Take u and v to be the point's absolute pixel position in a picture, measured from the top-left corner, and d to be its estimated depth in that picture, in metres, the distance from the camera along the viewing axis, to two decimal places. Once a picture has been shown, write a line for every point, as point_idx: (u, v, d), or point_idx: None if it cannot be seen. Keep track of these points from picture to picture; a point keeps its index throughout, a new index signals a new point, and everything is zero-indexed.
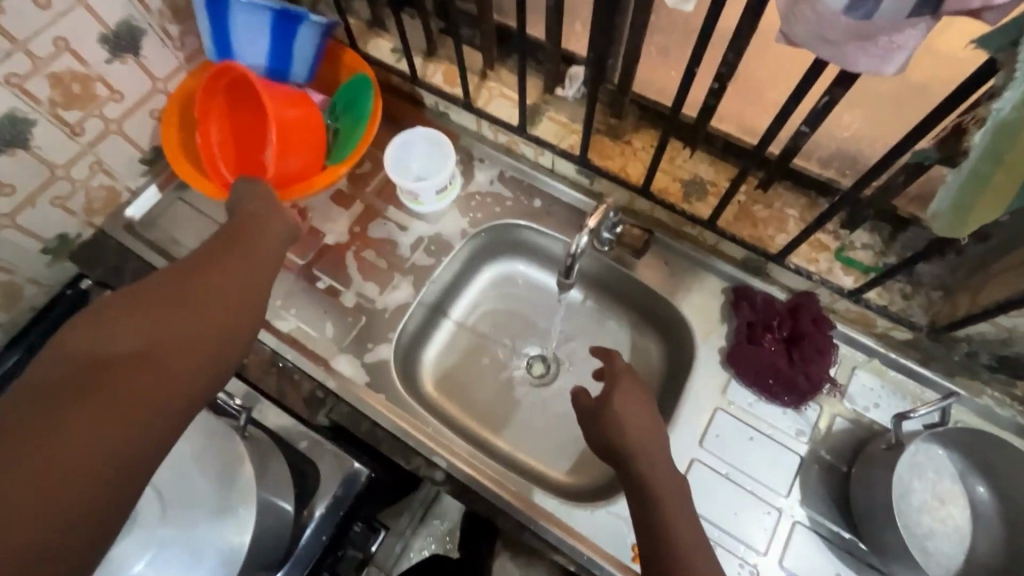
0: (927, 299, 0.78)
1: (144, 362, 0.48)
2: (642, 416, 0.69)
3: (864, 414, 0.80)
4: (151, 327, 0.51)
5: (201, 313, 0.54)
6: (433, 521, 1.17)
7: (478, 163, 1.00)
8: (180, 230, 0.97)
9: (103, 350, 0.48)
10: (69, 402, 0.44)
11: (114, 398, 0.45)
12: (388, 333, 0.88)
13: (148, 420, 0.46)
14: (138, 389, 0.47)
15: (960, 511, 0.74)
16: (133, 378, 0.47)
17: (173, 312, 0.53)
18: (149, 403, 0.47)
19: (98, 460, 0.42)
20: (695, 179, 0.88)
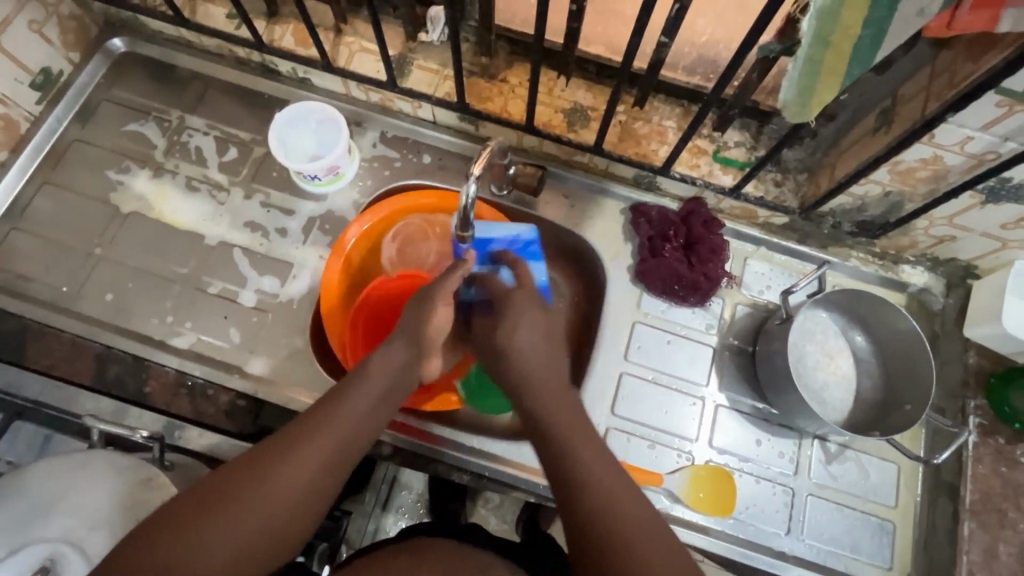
0: (796, 183, 0.85)
1: (295, 444, 0.56)
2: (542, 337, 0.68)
3: (760, 297, 0.88)
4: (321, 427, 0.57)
5: (312, 455, 0.56)
6: (400, 494, 1.10)
7: (357, 127, 0.94)
8: (29, 263, 0.84)
9: (284, 450, 0.55)
10: (250, 472, 0.54)
11: (266, 461, 0.55)
12: (301, 324, 0.83)
13: (273, 483, 0.54)
14: (280, 463, 0.55)
15: (844, 360, 0.85)
16: (285, 457, 0.55)
17: (332, 412, 0.59)
18: (284, 470, 0.54)
19: (238, 517, 0.52)
20: (576, 107, 0.88)
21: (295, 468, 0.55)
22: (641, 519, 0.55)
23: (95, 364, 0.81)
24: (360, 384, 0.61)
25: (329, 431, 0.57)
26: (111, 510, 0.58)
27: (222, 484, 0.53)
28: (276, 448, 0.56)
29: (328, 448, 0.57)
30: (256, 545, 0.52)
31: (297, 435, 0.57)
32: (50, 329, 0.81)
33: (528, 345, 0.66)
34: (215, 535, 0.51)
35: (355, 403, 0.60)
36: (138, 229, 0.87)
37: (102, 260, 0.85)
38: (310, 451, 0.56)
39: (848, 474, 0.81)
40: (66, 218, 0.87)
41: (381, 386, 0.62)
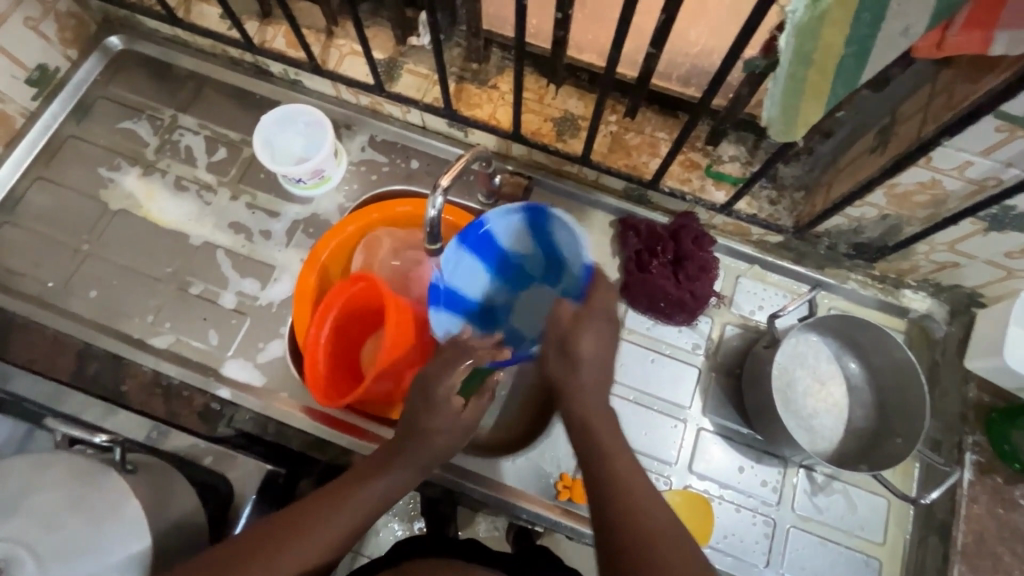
0: (791, 201, 0.82)
1: (337, 508, 0.60)
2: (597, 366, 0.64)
3: (750, 317, 0.85)
4: (359, 497, 0.61)
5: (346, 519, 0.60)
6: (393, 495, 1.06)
7: (345, 131, 0.93)
8: (19, 257, 0.86)
9: (326, 517, 0.59)
10: (290, 534, 0.57)
11: (305, 526, 0.58)
12: (278, 328, 0.83)
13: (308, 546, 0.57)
14: (317, 528, 0.58)
15: (837, 387, 0.82)
16: (322, 522, 0.59)
17: (370, 482, 0.63)
18: (319, 537, 0.58)
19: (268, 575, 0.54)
20: (566, 116, 0.85)
21: (328, 539, 0.58)
22: (656, 524, 0.52)
23: (77, 360, 0.81)
24: (399, 460, 0.64)
25: (359, 501, 0.61)
26: (68, 516, 0.58)
27: (257, 540, 0.56)
28: (313, 512, 0.59)
29: (357, 518, 0.60)
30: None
31: (332, 505, 0.60)
32: (34, 324, 0.82)
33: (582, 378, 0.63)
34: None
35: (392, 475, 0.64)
36: (125, 227, 0.88)
37: (89, 257, 0.86)
38: (342, 520, 0.60)
39: (835, 507, 0.78)
40: (58, 214, 0.88)
41: (419, 465, 0.64)
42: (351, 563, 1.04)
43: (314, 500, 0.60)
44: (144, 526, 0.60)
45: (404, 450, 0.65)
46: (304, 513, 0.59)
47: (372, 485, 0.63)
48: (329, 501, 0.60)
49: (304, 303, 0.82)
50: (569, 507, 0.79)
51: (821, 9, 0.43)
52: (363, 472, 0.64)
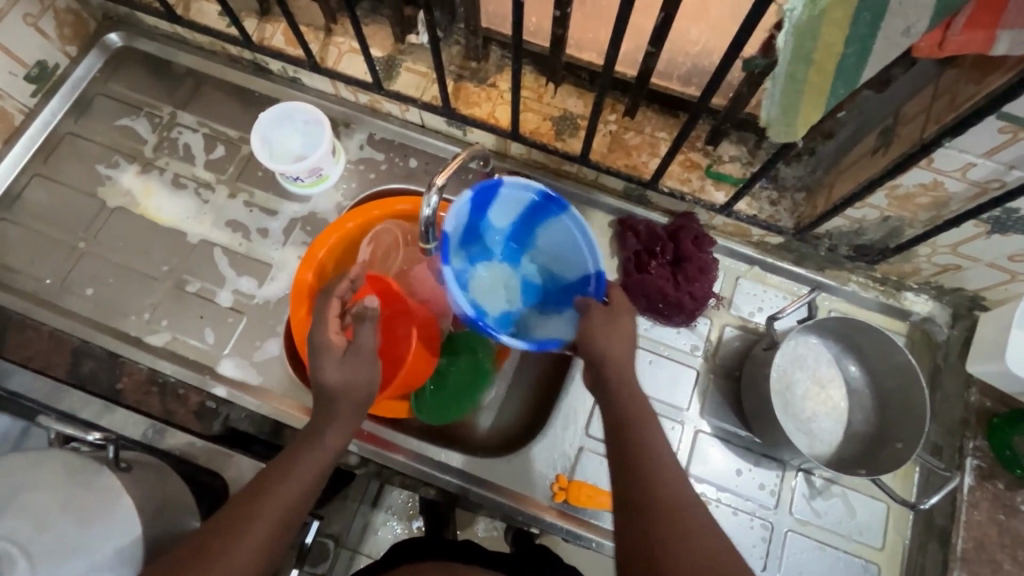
0: (792, 202, 0.81)
1: (258, 498, 0.57)
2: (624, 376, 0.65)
3: (749, 319, 0.84)
4: (285, 483, 0.58)
5: (281, 503, 0.57)
6: (391, 494, 1.06)
7: (344, 129, 0.93)
8: (16, 255, 0.86)
9: (252, 510, 0.56)
10: (220, 538, 0.54)
11: (235, 526, 0.55)
12: (275, 327, 0.83)
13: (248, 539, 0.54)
14: (248, 524, 0.55)
15: (837, 390, 0.81)
16: (250, 516, 0.55)
17: (290, 466, 0.59)
18: (253, 529, 0.55)
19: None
20: (565, 115, 0.85)
21: (264, 525, 0.55)
22: (689, 506, 0.55)
23: (73, 357, 0.81)
24: (304, 454, 0.61)
25: (286, 486, 0.58)
26: (60, 515, 0.57)
27: (186, 558, 0.53)
28: (225, 528, 0.54)
29: (275, 520, 0.56)
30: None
31: (242, 518, 0.55)
32: (31, 321, 0.82)
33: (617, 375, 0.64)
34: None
35: (314, 457, 0.61)
36: (122, 225, 0.87)
37: (86, 254, 0.86)
38: (272, 505, 0.56)
39: (833, 511, 0.77)
40: (55, 211, 0.88)
41: (332, 444, 0.62)
42: (348, 562, 1.04)
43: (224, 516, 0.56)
44: (135, 522, 0.60)
45: (313, 438, 0.62)
46: (229, 516, 0.55)
47: (291, 468, 0.59)
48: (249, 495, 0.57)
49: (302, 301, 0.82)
50: (566, 509, 0.78)
51: (821, 7, 0.42)
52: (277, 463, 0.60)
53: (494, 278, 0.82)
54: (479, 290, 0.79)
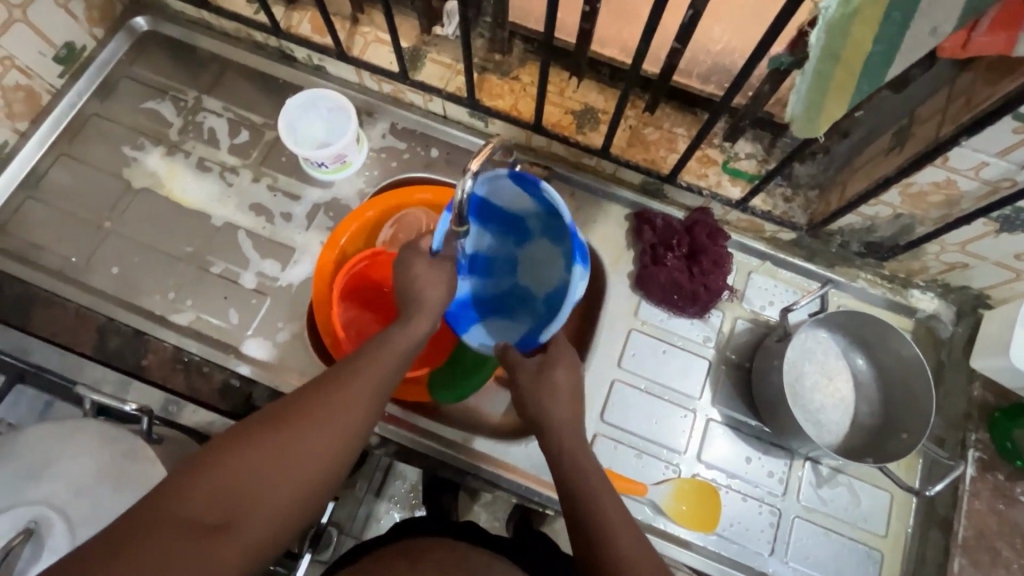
0: (805, 199, 0.84)
1: (353, 371, 0.59)
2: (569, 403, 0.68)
3: (761, 312, 0.87)
4: (373, 361, 0.60)
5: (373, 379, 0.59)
6: (394, 483, 1.07)
7: (367, 118, 0.94)
8: (41, 232, 0.87)
9: (347, 378, 0.58)
10: (318, 399, 0.55)
11: (328, 390, 0.56)
12: (298, 309, 0.84)
13: (344, 403, 0.56)
14: (344, 390, 0.57)
15: (844, 383, 0.83)
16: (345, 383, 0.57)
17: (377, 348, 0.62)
18: (348, 394, 0.57)
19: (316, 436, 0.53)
20: (586, 109, 0.87)
21: (360, 394, 0.57)
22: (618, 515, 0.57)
23: (98, 335, 0.82)
24: (389, 343, 0.63)
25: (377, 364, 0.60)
26: (99, 485, 0.59)
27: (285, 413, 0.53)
28: (312, 393, 0.55)
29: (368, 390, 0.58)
30: (284, 484, 0.50)
31: (332, 387, 0.57)
32: (56, 298, 0.83)
33: (557, 412, 0.66)
34: (241, 482, 0.48)
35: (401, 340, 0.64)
36: (147, 206, 0.89)
37: (111, 234, 0.87)
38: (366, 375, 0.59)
39: (839, 499, 0.80)
40: (80, 191, 0.89)
41: (411, 343, 0.64)
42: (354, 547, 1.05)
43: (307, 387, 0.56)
44: None
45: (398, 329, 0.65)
46: (323, 382, 0.57)
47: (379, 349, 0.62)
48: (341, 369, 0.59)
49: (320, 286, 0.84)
50: None
51: (854, 5, 0.44)
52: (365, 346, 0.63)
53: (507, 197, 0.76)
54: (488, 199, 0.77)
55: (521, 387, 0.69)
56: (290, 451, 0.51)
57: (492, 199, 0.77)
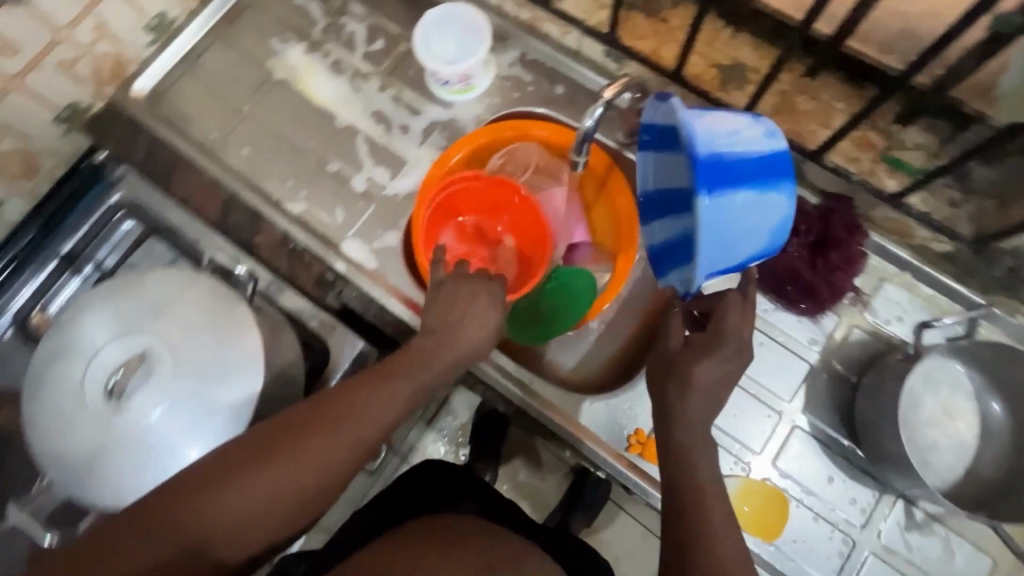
0: (977, 207, 0.71)
1: (351, 413, 0.55)
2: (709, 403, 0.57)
3: (884, 327, 0.77)
4: (378, 406, 0.56)
5: (367, 428, 0.55)
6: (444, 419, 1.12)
7: (499, 44, 0.92)
8: (192, 106, 0.94)
9: (346, 423, 0.54)
10: (306, 441, 0.53)
11: (321, 430, 0.54)
12: (399, 220, 0.86)
13: (330, 452, 0.53)
14: (340, 437, 0.54)
15: (967, 426, 0.72)
16: (341, 427, 0.54)
17: (385, 389, 0.57)
18: (338, 442, 0.54)
19: (295, 483, 0.52)
20: (736, 65, 0.79)
21: (353, 437, 0.54)
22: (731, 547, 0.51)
23: (222, 207, 0.89)
24: (401, 382, 0.58)
25: (380, 408, 0.56)
26: (203, 335, 0.65)
27: (271, 442, 0.52)
28: (301, 426, 0.53)
29: (364, 436, 0.55)
30: (260, 526, 0.52)
31: (330, 423, 0.54)
32: (195, 167, 0.90)
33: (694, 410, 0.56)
34: (221, 518, 0.50)
35: (416, 378, 0.58)
36: (283, 98, 0.93)
37: (248, 118, 0.93)
38: (367, 421, 0.55)
39: (929, 549, 0.70)
40: (230, 75, 0.95)
41: (427, 384, 0.59)
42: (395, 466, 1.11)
43: (298, 414, 0.54)
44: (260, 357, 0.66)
45: (420, 361, 0.59)
46: (317, 417, 0.54)
47: (389, 394, 0.57)
48: (340, 411, 0.55)
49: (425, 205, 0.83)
50: (637, 463, 0.77)
51: None
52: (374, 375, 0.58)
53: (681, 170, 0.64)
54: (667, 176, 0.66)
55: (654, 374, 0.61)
56: (267, 493, 0.51)
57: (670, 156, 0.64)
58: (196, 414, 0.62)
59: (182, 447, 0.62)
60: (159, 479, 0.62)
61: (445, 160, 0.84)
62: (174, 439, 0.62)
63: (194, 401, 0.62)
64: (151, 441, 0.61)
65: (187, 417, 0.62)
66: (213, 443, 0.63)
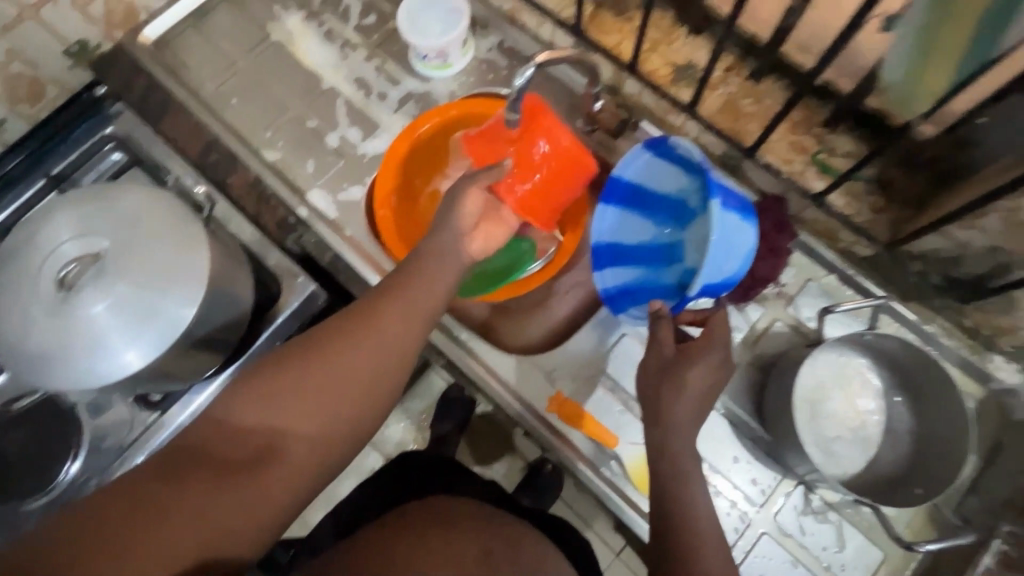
0: (897, 215, 0.75)
1: (378, 311, 0.60)
2: (697, 407, 0.60)
3: (805, 322, 0.80)
4: (402, 304, 0.60)
5: (397, 321, 0.60)
6: (414, 400, 1.20)
7: (480, 29, 0.98)
8: (192, 56, 1.01)
9: (376, 321, 0.59)
10: (338, 341, 0.58)
11: (349, 331, 0.59)
12: (364, 178, 0.92)
13: (364, 347, 0.58)
14: (367, 333, 0.59)
15: (873, 422, 0.75)
16: (369, 325, 0.59)
17: (410, 288, 0.61)
18: (370, 336, 0.59)
19: (341, 376, 0.57)
20: (688, 66, 0.85)
21: (389, 331, 0.59)
22: (710, 530, 0.56)
23: (204, 147, 0.96)
24: (420, 279, 0.61)
25: (405, 303, 0.60)
26: (155, 243, 0.70)
27: (307, 350, 0.58)
28: (333, 333, 0.59)
29: (395, 330, 0.59)
30: (322, 420, 0.56)
31: (360, 324, 0.59)
32: (185, 110, 0.98)
33: (679, 410, 0.59)
34: (280, 413, 0.55)
35: (434, 273, 0.62)
36: (276, 57, 1.01)
37: (240, 72, 1.00)
38: (393, 315, 0.60)
39: (822, 535, 0.73)
40: (232, 32, 1.02)
41: (443, 280, 0.62)
42: None
43: (332, 325, 0.60)
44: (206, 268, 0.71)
45: (433, 258, 0.63)
46: (345, 323, 0.59)
47: (414, 293, 0.61)
48: (366, 312, 0.60)
49: (391, 164, 0.89)
50: (554, 425, 0.80)
51: None
52: (394, 280, 0.62)
53: (697, 229, 0.79)
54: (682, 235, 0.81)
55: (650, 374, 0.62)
56: (315, 389, 0.56)
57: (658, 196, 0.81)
58: (135, 311, 0.67)
59: (115, 340, 0.66)
60: (91, 370, 0.66)
61: (414, 127, 0.90)
62: (109, 331, 0.66)
63: (136, 300, 0.67)
64: (87, 330, 0.65)
65: (127, 315, 0.67)
66: (146, 341, 0.67)
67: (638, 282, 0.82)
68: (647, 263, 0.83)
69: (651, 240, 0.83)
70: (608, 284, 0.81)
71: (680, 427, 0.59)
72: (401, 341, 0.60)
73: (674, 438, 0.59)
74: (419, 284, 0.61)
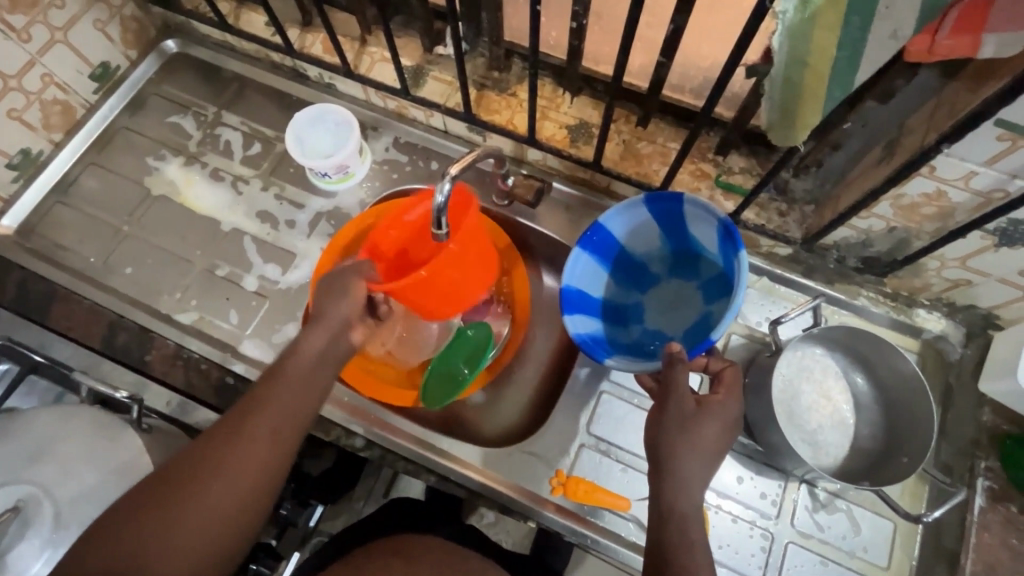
0: (802, 213, 0.82)
1: (241, 431, 0.60)
2: (710, 462, 0.60)
3: (757, 328, 0.85)
4: (264, 420, 0.61)
5: (257, 439, 0.60)
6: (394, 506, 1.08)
7: (371, 132, 0.98)
8: (66, 234, 0.93)
9: (238, 440, 0.60)
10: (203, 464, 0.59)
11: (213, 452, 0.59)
12: (295, 312, 0.87)
13: (222, 465, 0.59)
14: (231, 454, 0.59)
15: (843, 401, 0.80)
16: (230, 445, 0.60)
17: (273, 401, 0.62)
18: (229, 454, 0.59)
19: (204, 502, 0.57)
20: (580, 124, 0.89)
21: (253, 449, 0.60)
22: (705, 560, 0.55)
23: (108, 330, 0.87)
24: (287, 387, 0.63)
25: (264, 418, 0.61)
26: (87, 469, 0.62)
27: (178, 474, 0.59)
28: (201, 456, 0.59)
29: (256, 444, 0.60)
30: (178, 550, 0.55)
31: (224, 443, 0.60)
32: (73, 296, 0.88)
33: (694, 467, 0.59)
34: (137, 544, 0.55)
35: (298, 379, 0.64)
36: (164, 212, 0.94)
37: (128, 237, 0.92)
38: (256, 432, 0.60)
39: (837, 526, 0.76)
40: (106, 197, 0.95)
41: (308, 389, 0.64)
42: None
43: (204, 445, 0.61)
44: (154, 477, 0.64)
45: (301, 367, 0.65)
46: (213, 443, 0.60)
47: (275, 406, 0.62)
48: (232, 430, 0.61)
49: None
50: (565, 505, 0.78)
51: (811, 11, 0.45)
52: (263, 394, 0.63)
53: (663, 297, 0.83)
54: (646, 305, 0.84)
55: (663, 422, 0.61)
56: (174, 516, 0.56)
57: (627, 252, 0.83)
58: None
59: None
60: None
61: (332, 251, 0.87)
62: None
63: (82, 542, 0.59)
64: None
65: None
66: None
67: (602, 337, 0.80)
68: (606, 321, 0.82)
69: (609, 299, 0.84)
70: (579, 330, 0.77)
71: (692, 480, 0.58)
72: (260, 455, 0.60)
73: (655, 490, 0.60)
74: (282, 396, 0.63)
